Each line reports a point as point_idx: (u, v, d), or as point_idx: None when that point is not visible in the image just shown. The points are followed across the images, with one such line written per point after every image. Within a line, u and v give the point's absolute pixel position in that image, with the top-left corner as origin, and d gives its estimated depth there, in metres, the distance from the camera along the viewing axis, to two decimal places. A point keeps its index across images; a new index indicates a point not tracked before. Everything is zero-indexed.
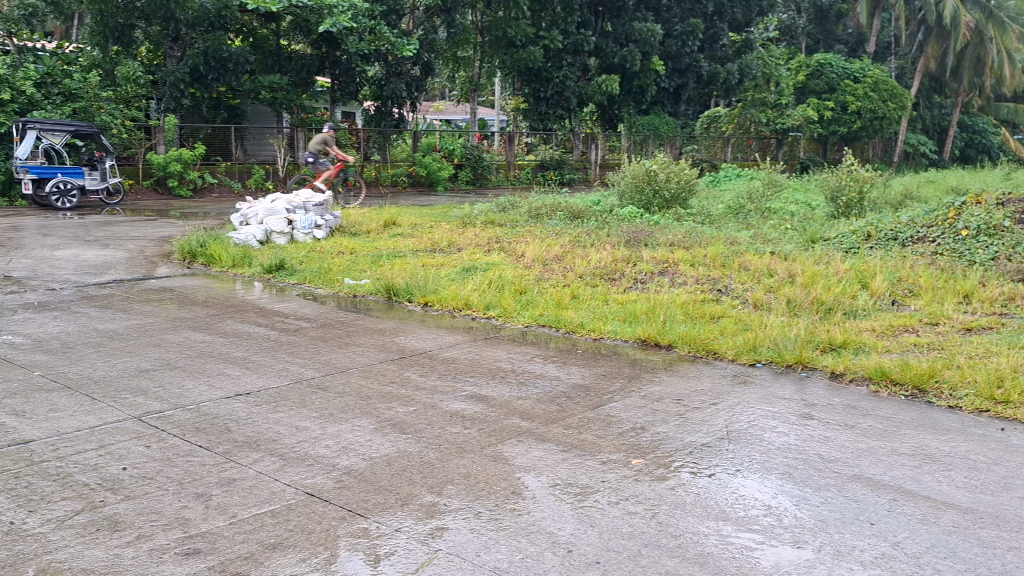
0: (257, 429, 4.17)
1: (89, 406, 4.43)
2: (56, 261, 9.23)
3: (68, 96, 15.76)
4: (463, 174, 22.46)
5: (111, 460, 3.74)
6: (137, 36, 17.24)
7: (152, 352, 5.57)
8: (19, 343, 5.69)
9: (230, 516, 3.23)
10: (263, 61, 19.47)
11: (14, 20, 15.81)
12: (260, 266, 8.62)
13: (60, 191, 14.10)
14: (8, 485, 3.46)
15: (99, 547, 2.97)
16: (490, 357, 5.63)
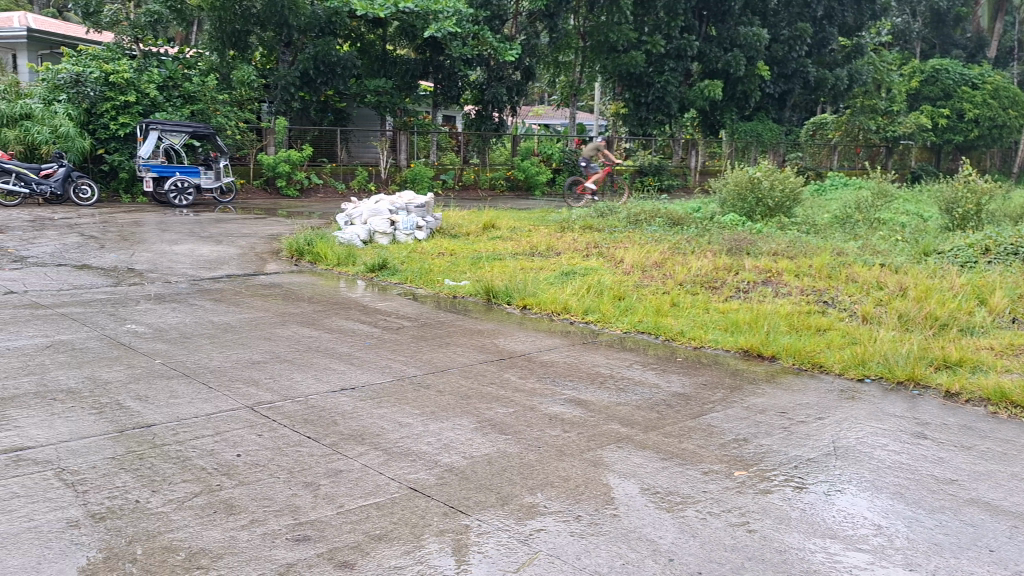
0: (362, 423, 4.30)
1: (206, 394, 4.65)
2: (174, 255, 9.71)
3: (187, 98, 16.54)
4: (561, 178, 22.47)
5: (226, 446, 3.91)
6: (252, 40, 17.81)
7: (263, 345, 5.79)
8: (141, 333, 6.01)
9: (337, 506, 3.33)
10: (369, 65, 19.83)
11: (142, 27, 16.51)
12: (364, 266, 8.84)
13: (177, 189, 14.85)
14: (133, 465, 3.66)
15: (216, 528, 3.12)
16: (588, 362, 5.63)
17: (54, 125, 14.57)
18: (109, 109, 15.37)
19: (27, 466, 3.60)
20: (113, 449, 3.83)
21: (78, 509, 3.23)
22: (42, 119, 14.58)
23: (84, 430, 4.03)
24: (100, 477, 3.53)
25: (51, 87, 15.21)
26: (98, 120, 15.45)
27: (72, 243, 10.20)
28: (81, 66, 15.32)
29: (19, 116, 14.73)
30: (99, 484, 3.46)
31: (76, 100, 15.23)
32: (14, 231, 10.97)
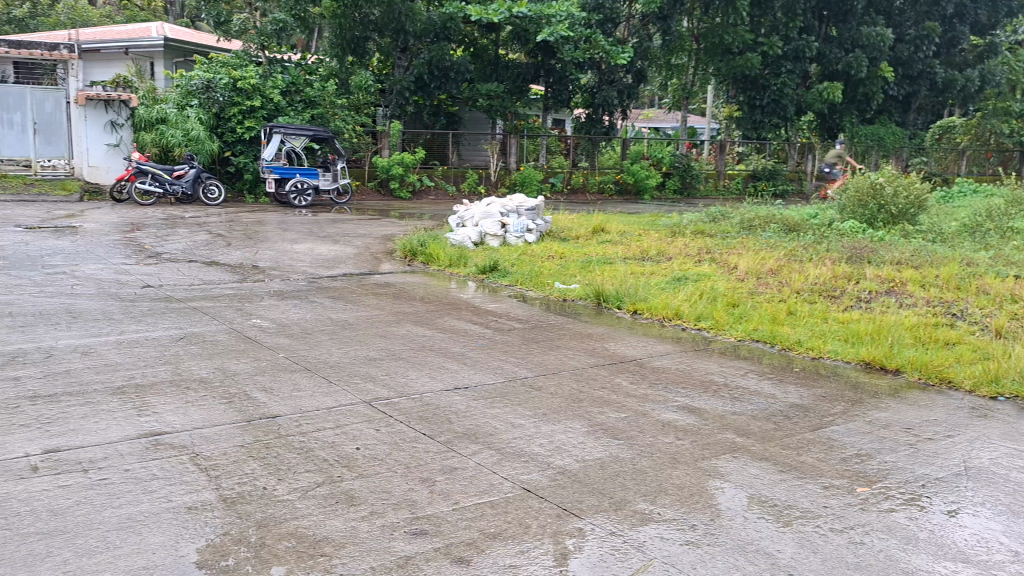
0: (476, 422, 4.36)
1: (327, 388, 4.82)
2: (295, 254, 10.09)
3: (308, 103, 17.17)
4: (670, 182, 22.32)
5: (346, 440, 4.05)
6: (370, 47, 18.28)
7: (379, 343, 5.96)
8: (266, 327, 6.29)
9: (453, 502, 3.40)
10: (482, 70, 20.12)
11: (268, 35, 17.25)
12: (475, 267, 8.97)
13: (297, 190, 15.49)
14: (261, 453, 3.83)
15: (337, 518, 3.23)
16: (702, 370, 5.54)
17: (186, 129, 15.38)
18: (236, 114, 16.16)
19: (165, 450, 3.82)
20: (242, 437, 4.02)
21: (211, 492, 3.41)
22: (176, 123, 15.39)
23: (217, 419, 4.25)
24: (230, 463, 3.72)
25: (184, 92, 15.93)
26: (226, 123, 16.24)
27: (202, 241, 10.75)
28: (211, 73, 15.99)
29: (155, 119, 15.61)
30: (230, 470, 3.64)
31: (206, 105, 15.95)
32: (149, 228, 11.64)
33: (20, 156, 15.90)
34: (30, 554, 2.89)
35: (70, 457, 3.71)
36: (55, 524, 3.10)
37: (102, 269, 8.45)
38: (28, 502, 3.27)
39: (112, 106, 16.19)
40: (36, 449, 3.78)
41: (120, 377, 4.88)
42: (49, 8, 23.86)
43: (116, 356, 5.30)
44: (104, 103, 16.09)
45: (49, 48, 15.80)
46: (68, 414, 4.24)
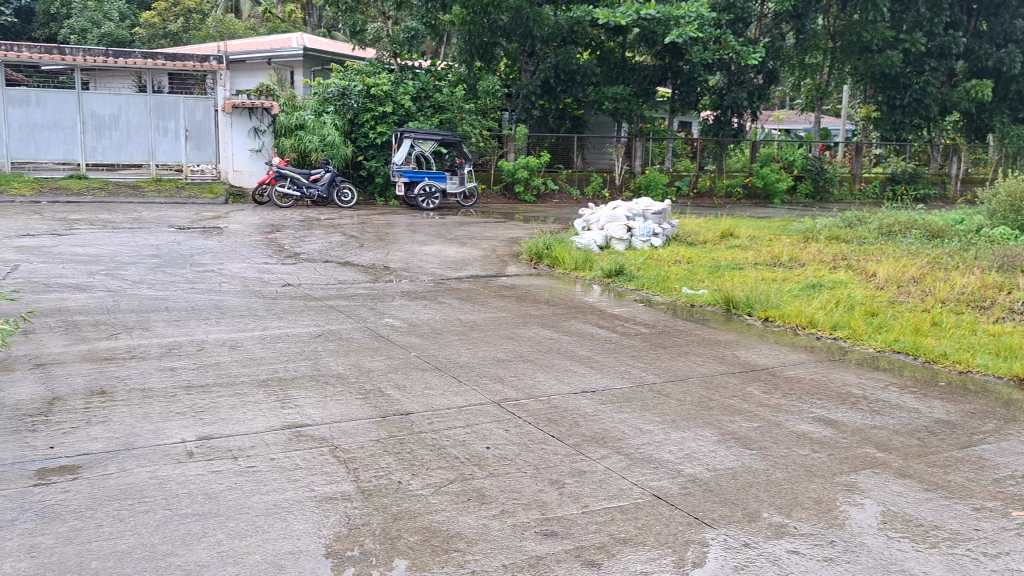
0: (604, 426, 4.36)
1: (457, 388, 4.93)
2: (424, 255, 10.35)
3: (437, 108, 17.49)
4: (802, 186, 21.64)
5: (477, 438, 4.13)
6: (498, 52, 18.51)
7: (506, 344, 6.04)
8: (398, 326, 6.48)
9: (582, 505, 3.41)
10: (608, 73, 20.08)
11: (400, 43, 17.91)
12: (601, 270, 8.94)
13: (426, 193, 15.83)
14: (395, 448, 3.96)
15: (470, 514, 3.30)
16: (838, 381, 5.32)
17: (322, 134, 16.03)
18: (369, 119, 16.72)
19: (306, 441, 4.01)
20: (377, 432, 4.16)
21: (350, 484, 3.55)
22: (313, 129, 16.06)
23: (354, 414, 4.41)
24: (367, 457, 3.86)
25: (321, 99, 16.59)
26: (359, 129, 16.82)
27: (336, 242, 11.18)
28: (346, 80, 16.64)
29: (293, 126, 16.32)
30: (367, 463, 3.79)
31: (341, 111, 16.58)
32: (288, 230, 12.19)
33: (173, 161, 17.18)
34: (188, 533, 3.09)
35: (222, 445, 3.95)
36: (209, 506, 3.30)
37: (246, 268, 8.92)
38: (185, 484, 3.50)
39: (255, 114, 17.06)
40: (192, 436, 4.04)
41: (264, 370, 5.15)
42: (200, 22, 25.42)
43: (261, 351, 5.59)
44: (248, 111, 17.00)
45: (200, 58, 16.83)
46: (218, 404, 4.51)
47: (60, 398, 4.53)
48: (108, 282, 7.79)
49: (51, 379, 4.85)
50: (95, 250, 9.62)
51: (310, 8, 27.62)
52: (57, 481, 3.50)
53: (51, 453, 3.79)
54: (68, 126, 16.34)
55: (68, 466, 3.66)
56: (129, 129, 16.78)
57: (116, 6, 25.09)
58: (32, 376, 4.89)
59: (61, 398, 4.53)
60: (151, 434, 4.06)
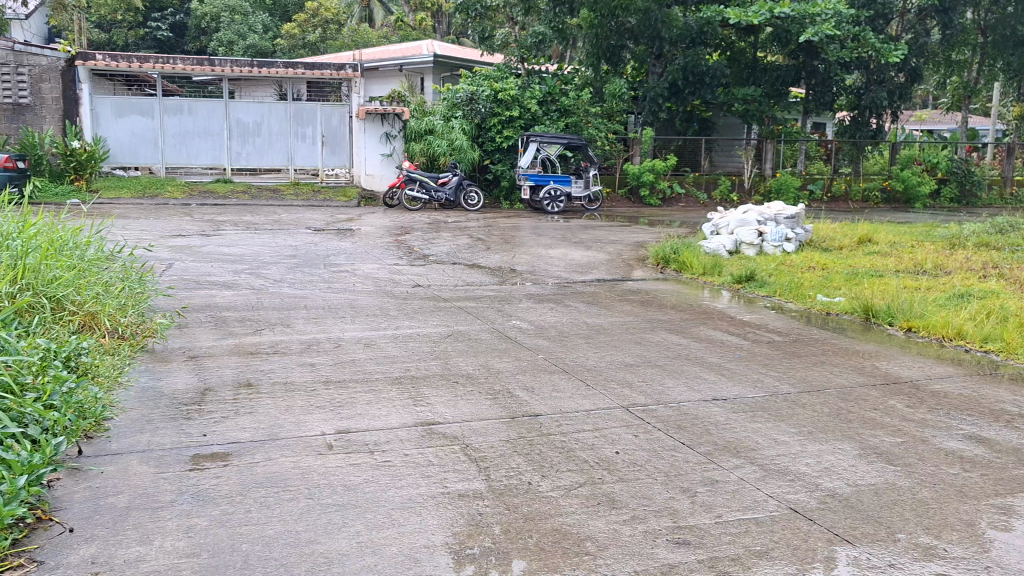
0: (736, 435, 4.26)
1: (585, 391, 4.93)
2: (550, 258, 10.40)
3: (563, 112, 17.52)
4: (947, 189, 20.51)
5: (605, 443, 4.11)
6: (625, 55, 18.31)
7: (634, 349, 5.99)
8: (525, 329, 6.54)
9: (715, 515, 3.34)
10: (739, 73, 19.51)
11: (527, 47, 17.87)
12: (731, 276, 8.74)
13: (551, 197, 16.00)
14: (525, 449, 4.00)
15: (601, 519, 3.29)
16: (990, 397, 5.00)
17: (451, 139, 16.42)
18: (496, 123, 16.98)
19: (438, 439, 4.10)
20: (507, 432, 4.21)
21: (481, 483, 3.61)
22: (442, 134, 16.47)
23: (483, 413, 4.49)
24: (497, 456, 3.91)
25: (450, 104, 16.99)
26: (486, 133, 17.14)
27: (464, 244, 11.39)
28: (475, 86, 16.91)
29: (423, 131, 16.73)
30: (497, 463, 3.84)
31: (469, 116, 16.88)
32: (417, 232, 12.51)
33: (310, 165, 17.93)
34: (330, 523, 3.22)
35: (359, 438, 4.09)
36: (348, 498, 3.43)
37: (378, 269, 9.22)
38: (326, 476, 3.64)
39: (387, 119, 17.50)
40: (331, 429, 4.21)
41: (397, 368, 5.31)
42: (336, 31, 26.39)
43: (394, 349, 5.76)
44: (380, 117, 17.41)
45: (336, 68, 17.42)
46: (355, 399, 4.68)
47: (211, 389, 4.81)
48: (252, 280, 8.21)
49: (203, 370, 5.16)
50: (239, 250, 10.16)
51: (440, 16, 28.22)
52: (210, 466, 3.73)
53: (205, 440, 4.04)
54: (216, 133, 17.38)
55: (220, 453, 3.89)
56: (271, 135, 17.67)
57: (260, 19, 26.45)
58: (187, 367, 5.22)
59: (212, 389, 4.82)
60: (293, 425, 4.26)
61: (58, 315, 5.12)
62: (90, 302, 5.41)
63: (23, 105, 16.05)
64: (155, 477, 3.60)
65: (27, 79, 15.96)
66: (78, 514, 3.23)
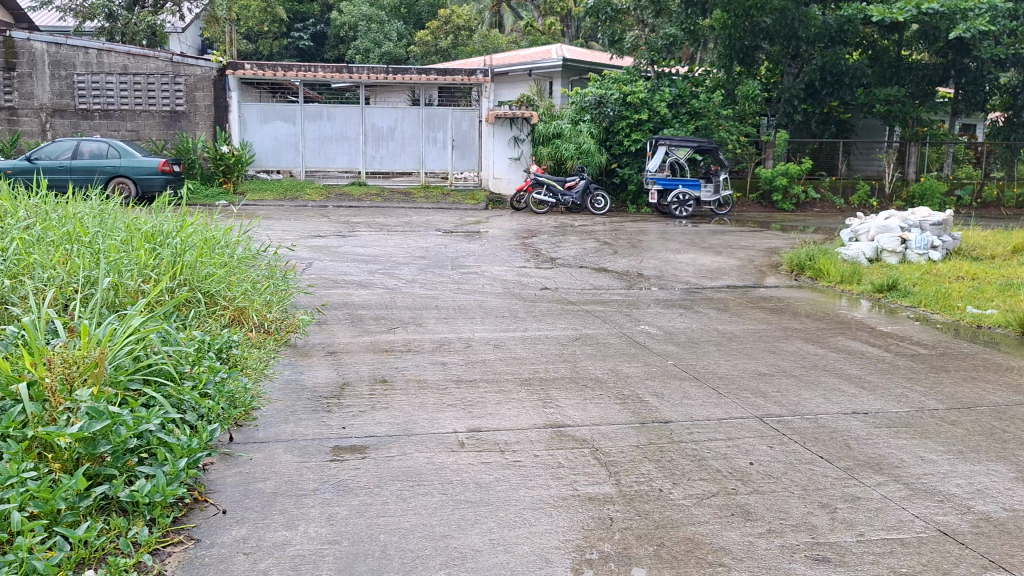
0: (879, 451, 4.07)
1: (717, 399, 4.83)
2: (679, 263, 10.26)
3: (694, 115, 17.43)
4: None
5: (739, 453, 4.02)
6: (760, 55, 17.79)
7: (768, 358, 5.82)
8: (654, 334, 6.47)
9: (857, 533, 3.21)
10: (881, 73, 18.54)
11: (658, 49, 17.72)
12: (871, 284, 8.37)
13: (679, 201, 15.77)
14: (655, 456, 3.96)
15: (735, 530, 3.22)
16: None
17: (578, 142, 16.46)
18: (624, 127, 16.89)
19: (568, 442, 4.11)
20: (637, 438, 4.18)
21: (612, 487, 3.60)
22: (570, 137, 16.53)
23: (612, 418, 4.47)
24: (628, 462, 3.89)
25: (578, 108, 17.00)
26: (614, 137, 17.06)
27: (590, 248, 11.36)
28: (604, 89, 16.87)
29: (551, 135, 16.82)
30: (628, 468, 3.81)
31: (597, 120, 16.88)
32: (544, 235, 12.58)
33: (440, 169, 18.39)
34: (462, 518, 3.29)
35: (489, 438, 4.16)
36: (480, 495, 3.49)
37: (505, 271, 9.34)
38: (458, 472, 3.72)
39: (516, 123, 17.68)
40: (462, 427, 4.29)
41: (526, 369, 5.36)
42: (468, 37, 26.74)
43: (523, 351, 5.83)
44: (509, 120, 17.63)
45: (467, 74, 17.76)
46: (486, 399, 4.75)
47: (349, 384, 5.00)
48: (385, 280, 8.49)
49: (342, 366, 5.38)
50: (374, 250, 10.51)
51: (569, 20, 28.31)
52: (349, 458, 3.87)
53: (344, 432, 4.21)
54: (352, 138, 18.06)
55: (358, 446, 4.04)
56: (404, 139, 18.21)
57: (395, 27, 27.24)
58: (327, 362, 5.45)
59: (350, 384, 5.02)
60: (426, 422, 4.38)
61: (212, 309, 5.45)
62: (240, 298, 5.74)
63: (179, 113, 17.16)
64: (299, 465, 3.78)
65: (183, 88, 17.06)
66: (231, 497, 3.43)
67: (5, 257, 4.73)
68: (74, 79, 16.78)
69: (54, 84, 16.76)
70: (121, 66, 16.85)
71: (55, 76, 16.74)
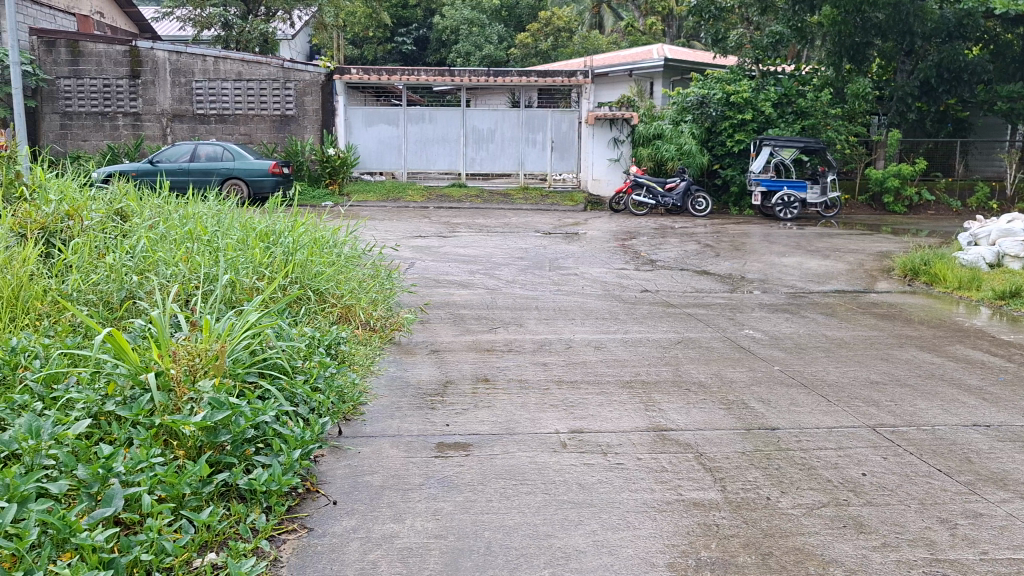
0: (1003, 466, 3.87)
1: (826, 407, 4.68)
2: (784, 267, 10.00)
3: (800, 114, 16.70)
4: None
5: (850, 463, 3.88)
6: (872, 53, 16.97)
7: (880, 366, 5.61)
8: (759, 339, 6.33)
9: (980, 551, 3.06)
10: (1003, 69, 17.24)
11: (763, 48, 17.13)
12: (992, 291, 7.95)
13: (784, 203, 15.32)
14: (762, 463, 3.87)
15: (847, 542, 3.12)
16: None
17: (679, 143, 16.35)
18: (727, 127, 16.57)
19: (672, 446, 4.07)
20: (742, 444, 4.10)
21: (717, 493, 3.54)
22: (671, 138, 16.50)
23: (717, 423, 4.40)
24: (733, 468, 3.81)
25: (680, 108, 16.96)
26: (717, 137, 16.81)
27: (691, 250, 11.21)
28: (706, 88, 16.71)
29: (651, 135, 16.90)
30: (734, 475, 3.74)
31: (699, 120, 16.78)
32: (643, 237, 12.48)
33: (539, 170, 18.47)
34: (565, 519, 3.29)
35: (592, 439, 4.16)
36: (583, 497, 3.49)
37: (605, 273, 9.30)
38: (561, 473, 3.73)
39: (616, 125, 17.71)
40: (564, 428, 4.30)
41: (628, 372, 5.33)
42: (568, 39, 26.82)
43: (623, 353, 5.80)
44: (609, 121, 17.64)
45: (568, 75, 17.72)
46: (587, 401, 4.75)
47: (451, 381, 5.09)
48: (486, 280, 8.59)
49: (444, 364, 5.47)
50: (474, 251, 10.66)
51: (671, 19, 28.02)
52: (454, 455, 3.94)
53: (447, 429, 4.28)
54: (453, 140, 18.34)
55: (461, 443, 4.09)
56: (504, 141, 18.37)
57: (496, 30, 27.57)
58: (430, 360, 5.56)
59: (453, 381, 5.10)
60: (529, 421, 4.40)
61: (321, 306, 5.63)
62: (348, 296, 5.91)
63: (289, 116, 17.79)
64: (405, 460, 3.86)
65: (293, 93, 17.69)
66: (341, 489, 3.54)
67: (132, 254, 5.00)
68: (192, 85, 17.61)
69: (174, 91, 17.61)
70: (236, 73, 17.63)
71: (175, 83, 17.60)
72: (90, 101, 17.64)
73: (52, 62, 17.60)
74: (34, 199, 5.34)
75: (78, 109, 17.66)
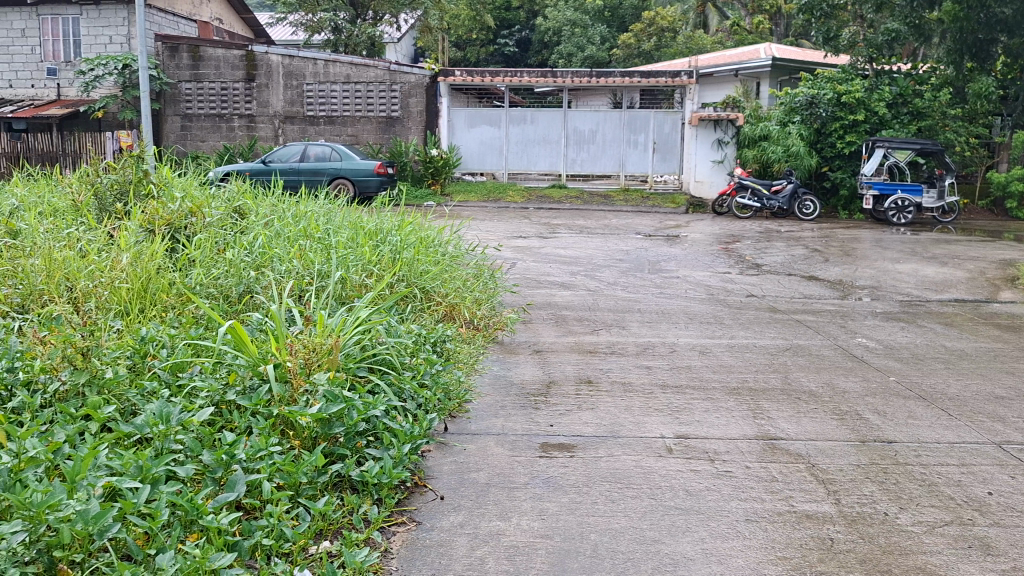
0: None
1: (947, 421, 4.47)
2: (899, 273, 9.60)
3: (916, 115, 16.13)
4: None
5: (974, 481, 3.70)
6: (996, 49, 16.07)
7: (1005, 380, 5.31)
8: (873, 347, 6.10)
9: None
10: None
11: (877, 46, 16.34)
12: None
13: (897, 208, 14.70)
14: (879, 477, 3.72)
15: (973, 564, 2.97)
16: None
17: (787, 145, 15.89)
18: (838, 128, 15.91)
19: (782, 455, 3.96)
20: (856, 457, 3.95)
21: (832, 506, 3.43)
22: (777, 140, 16.03)
23: (829, 434, 4.25)
24: (848, 481, 3.68)
25: (788, 108, 16.31)
26: (827, 138, 16.15)
27: (799, 255, 10.89)
28: (816, 88, 15.95)
29: (758, 136, 16.48)
30: (848, 488, 3.61)
31: (808, 121, 16.10)
32: (748, 241, 12.20)
33: (641, 172, 18.31)
34: (673, 525, 3.25)
35: (699, 445, 4.09)
36: (691, 503, 3.44)
37: (709, 276, 9.13)
38: (667, 478, 3.69)
39: (720, 125, 17.41)
40: (670, 432, 4.25)
41: (735, 378, 5.22)
42: (671, 39, 26.45)
43: (729, 358, 5.68)
44: (714, 122, 17.39)
45: (671, 75, 17.46)
46: (693, 406, 4.67)
47: (554, 382, 5.10)
48: (587, 281, 8.57)
49: (547, 364, 5.48)
50: (575, 252, 10.65)
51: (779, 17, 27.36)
52: (558, 455, 3.94)
53: (551, 429, 4.29)
54: (554, 141, 18.37)
55: (566, 444, 4.09)
56: (605, 142, 18.29)
57: (599, 31, 27.53)
58: (533, 360, 5.58)
59: (556, 382, 5.10)
60: (633, 425, 4.37)
61: (427, 304, 5.72)
62: (453, 294, 5.98)
63: (394, 118, 18.17)
64: (511, 459, 3.89)
65: (398, 95, 18.08)
66: (448, 484, 3.59)
67: (250, 251, 5.21)
68: (303, 87, 18.23)
69: (286, 93, 18.27)
70: (344, 76, 18.16)
71: (288, 86, 18.26)
72: (209, 103, 18.46)
73: (174, 67, 18.51)
74: (161, 197, 5.62)
75: (198, 111, 18.50)
